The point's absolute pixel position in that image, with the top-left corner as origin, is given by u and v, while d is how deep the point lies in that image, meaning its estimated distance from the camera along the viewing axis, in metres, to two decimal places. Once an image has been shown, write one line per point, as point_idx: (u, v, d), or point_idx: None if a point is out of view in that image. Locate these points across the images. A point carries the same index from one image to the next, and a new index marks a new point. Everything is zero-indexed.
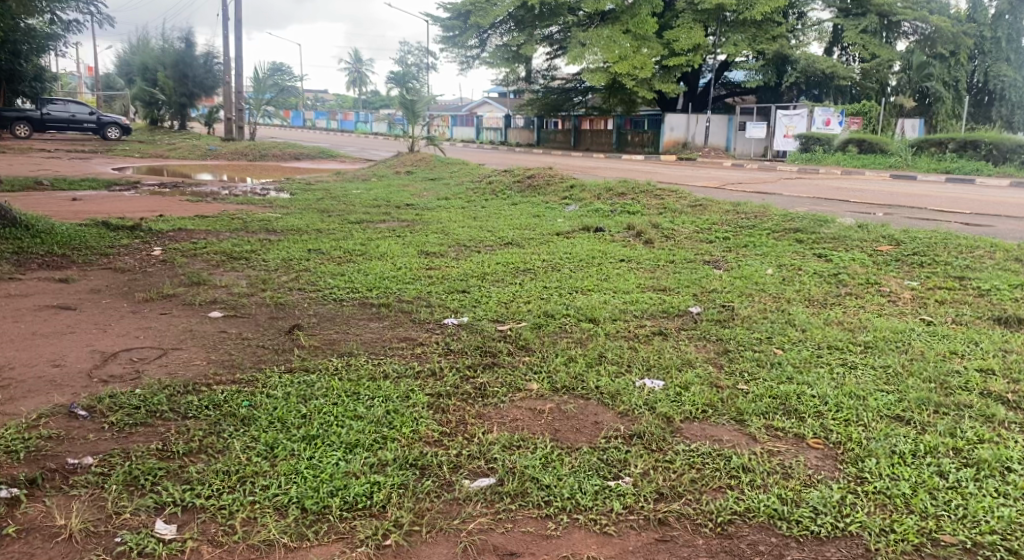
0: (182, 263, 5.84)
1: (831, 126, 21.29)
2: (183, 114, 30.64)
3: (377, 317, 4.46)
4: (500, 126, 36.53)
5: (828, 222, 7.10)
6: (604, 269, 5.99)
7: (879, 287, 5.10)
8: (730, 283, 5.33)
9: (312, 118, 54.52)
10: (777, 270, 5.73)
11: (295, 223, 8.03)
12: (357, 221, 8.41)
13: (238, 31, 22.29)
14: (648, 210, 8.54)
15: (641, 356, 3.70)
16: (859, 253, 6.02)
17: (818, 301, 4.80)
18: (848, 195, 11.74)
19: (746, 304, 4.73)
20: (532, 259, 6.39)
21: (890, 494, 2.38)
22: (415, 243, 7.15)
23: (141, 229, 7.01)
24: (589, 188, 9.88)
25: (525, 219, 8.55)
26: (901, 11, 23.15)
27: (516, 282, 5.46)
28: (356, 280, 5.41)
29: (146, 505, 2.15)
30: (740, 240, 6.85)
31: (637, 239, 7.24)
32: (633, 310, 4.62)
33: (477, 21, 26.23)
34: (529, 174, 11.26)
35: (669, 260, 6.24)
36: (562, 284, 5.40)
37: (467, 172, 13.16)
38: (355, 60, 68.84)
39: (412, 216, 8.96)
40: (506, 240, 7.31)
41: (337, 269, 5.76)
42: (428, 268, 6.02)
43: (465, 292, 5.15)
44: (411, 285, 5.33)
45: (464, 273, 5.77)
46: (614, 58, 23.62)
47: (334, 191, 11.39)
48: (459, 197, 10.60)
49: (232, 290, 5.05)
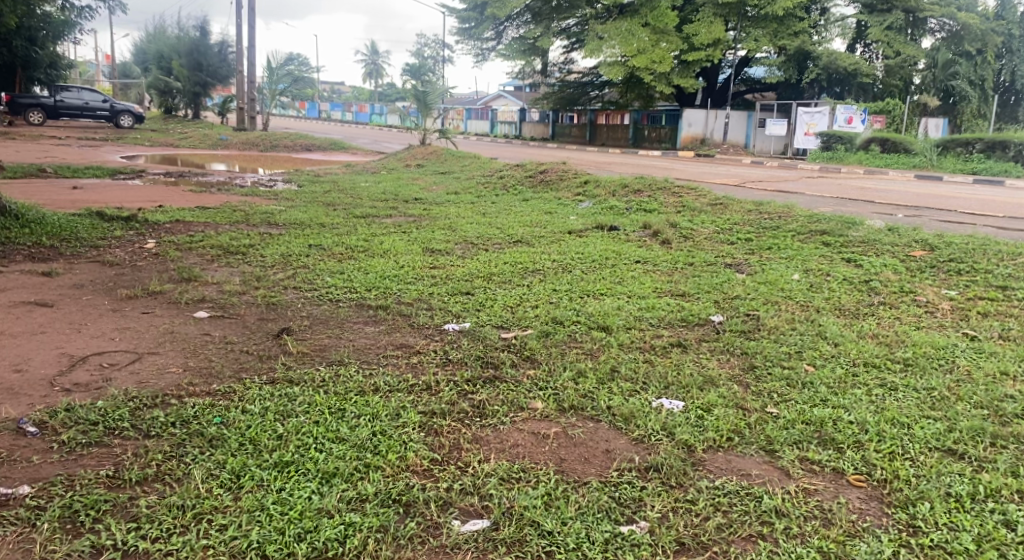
0: (175, 257, 5.57)
1: (854, 123, 20.81)
2: (197, 103, 30.49)
3: (374, 320, 4.15)
4: (515, 120, 36.20)
5: (855, 224, 6.73)
6: (617, 270, 5.66)
7: (914, 296, 4.74)
8: (754, 289, 4.99)
9: (326, 108, 54.36)
10: (803, 275, 5.38)
11: (298, 216, 7.75)
12: (362, 215, 8.12)
13: (252, 20, 22.05)
14: (666, 208, 8.20)
15: (657, 371, 3.37)
16: (891, 258, 5.65)
17: (848, 311, 4.45)
18: (870, 195, 11.37)
19: (771, 313, 4.40)
20: (543, 258, 6.08)
21: (950, 549, 2.05)
22: (421, 240, 6.86)
23: (137, 220, 6.76)
24: (604, 184, 9.55)
25: (536, 216, 8.23)
26: (928, 8, 22.34)
27: (523, 284, 5.15)
28: (354, 278, 5.12)
29: (81, 548, 1.89)
30: (763, 242, 6.48)
31: (654, 238, 6.90)
32: (648, 318, 4.29)
33: (493, 12, 25.85)
34: (542, 169, 10.94)
35: (687, 263, 5.91)
36: (573, 286, 5.08)
37: (479, 166, 12.85)
38: (371, 51, 68.62)
39: (420, 210, 8.68)
40: (516, 238, 7.00)
41: (336, 266, 5.47)
42: (431, 266, 5.72)
43: (471, 294, 4.84)
44: (413, 284, 5.04)
45: (470, 273, 5.47)
46: (632, 51, 23.17)
47: (341, 184, 11.10)
48: (469, 192, 10.29)
49: (223, 287, 4.77)
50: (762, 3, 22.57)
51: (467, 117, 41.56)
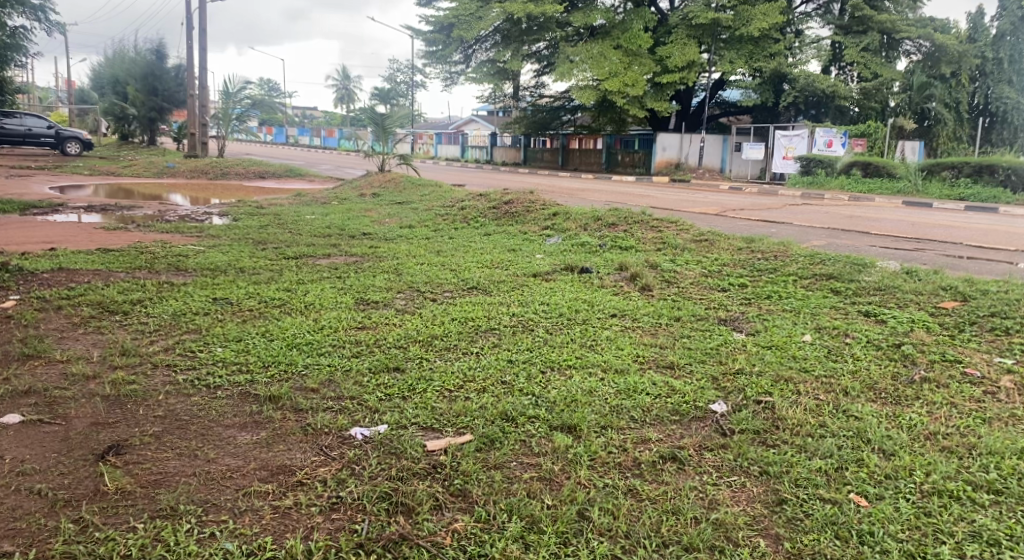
0: (33, 320, 4.44)
1: (834, 147, 20.12)
2: (153, 129, 29.20)
3: (254, 424, 3.03)
4: (486, 144, 35.31)
5: (866, 267, 5.75)
6: (589, 329, 4.61)
7: (964, 369, 3.72)
8: (759, 359, 3.98)
9: (295, 135, 53.33)
10: (816, 336, 4.37)
11: (215, 259, 6.60)
12: (295, 256, 7.02)
13: (204, 42, 20.91)
14: (644, 245, 7.20)
15: (645, 517, 2.32)
16: (917, 312, 4.67)
17: (886, 394, 3.41)
18: (861, 224, 10.52)
19: (790, 399, 3.34)
20: (499, 312, 5.01)
21: None
22: (355, 288, 5.74)
23: (6, 269, 5.58)
24: (575, 216, 8.57)
25: (497, 255, 7.19)
26: (904, 28, 21.84)
27: (471, 353, 4.05)
28: (253, 350, 3.99)
29: None
30: (760, 289, 5.48)
31: (631, 284, 5.86)
32: (627, 410, 3.20)
33: (460, 34, 25.00)
34: (507, 200, 9.88)
35: (673, 318, 4.87)
36: (534, 355, 4.00)
37: (439, 195, 11.76)
38: (342, 76, 67.60)
39: (364, 248, 7.60)
40: (471, 283, 5.94)
41: (236, 332, 4.35)
42: (359, 326, 4.62)
43: (400, 371, 3.73)
44: (326, 356, 3.92)
45: (404, 336, 4.37)
46: (604, 74, 22.35)
47: (285, 216, 9.99)
48: (425, 225, 9.24)
49: (69, 369, 3.61)
50: (736, 24, 21.86)
51: (437, 141, 40.57)
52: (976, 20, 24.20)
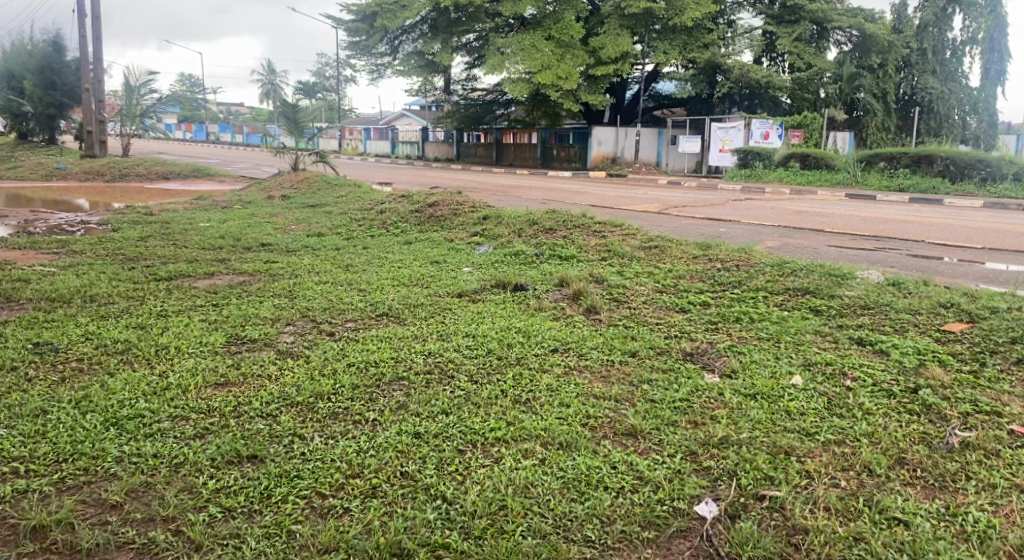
0: None
1: (771, 139, 19.60)
2: (52, 125, 26.95)
3: None
4: (417, 139, 33.96)
5: (847, 280, 4.90)
6: (525, 374, 3.57)
7: (1010, 429, 2.83)
8: (751, 416, 3.01)
9: (215, 131, 50.73)
10: (808, 378, 3.44)
11: (62, 285, 5.32)
12: (168, 278, 5.80)
13: (98, 31, 19.01)
14: (587, 254, 6.23)
15: None
16: (925, 342, 3.78)
17: (930, 477, 2.50)
18: (810, 221, 9.86)
19: (801, 490, 2.40)
20: (408, 351, 3.92)
21: None
22: (231, 321, 4.55)
23: None
24: (506, 220, 7.57)
25: (415, 269, 6.12)
26: (835, 18, 21.66)
27: (359, 425, 2.94)
28: (54, 432, 2.82)
29: None
30: (726, 310, 4.55)
31: (574, 305, 4.88)
32: (580, 525, 2.22)
33: (384, 24, 23.64)
34: (432, 202, 8.79)
35: (626, 352, 3.89)
36: (449, 424, 2.92)
37: (357, 197, 10.62)
38: (267, 71, 64.96)
39: (258, 264, 6.39)
40: (380, 308, 4.85)
41: (34, 400, 3.13)
42: (218, 384, 3.46)
43: (257, 463, 2.61)
44: (152, 441, 2.76)
45: (275, 396, 3.24)
46: (536, 67, 21.35)
47: (175, 224, 8.69)
48: (336, 233, 8.09)
49: None
50: (671, 14, 21.18)
51: (365, 137, 38.95)
52: (900, 12, 24.13)
